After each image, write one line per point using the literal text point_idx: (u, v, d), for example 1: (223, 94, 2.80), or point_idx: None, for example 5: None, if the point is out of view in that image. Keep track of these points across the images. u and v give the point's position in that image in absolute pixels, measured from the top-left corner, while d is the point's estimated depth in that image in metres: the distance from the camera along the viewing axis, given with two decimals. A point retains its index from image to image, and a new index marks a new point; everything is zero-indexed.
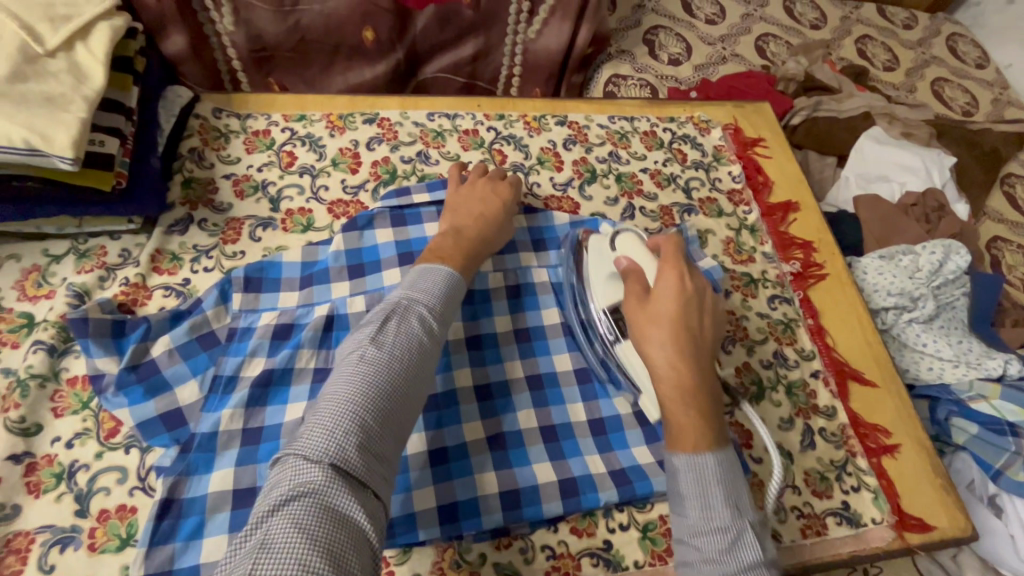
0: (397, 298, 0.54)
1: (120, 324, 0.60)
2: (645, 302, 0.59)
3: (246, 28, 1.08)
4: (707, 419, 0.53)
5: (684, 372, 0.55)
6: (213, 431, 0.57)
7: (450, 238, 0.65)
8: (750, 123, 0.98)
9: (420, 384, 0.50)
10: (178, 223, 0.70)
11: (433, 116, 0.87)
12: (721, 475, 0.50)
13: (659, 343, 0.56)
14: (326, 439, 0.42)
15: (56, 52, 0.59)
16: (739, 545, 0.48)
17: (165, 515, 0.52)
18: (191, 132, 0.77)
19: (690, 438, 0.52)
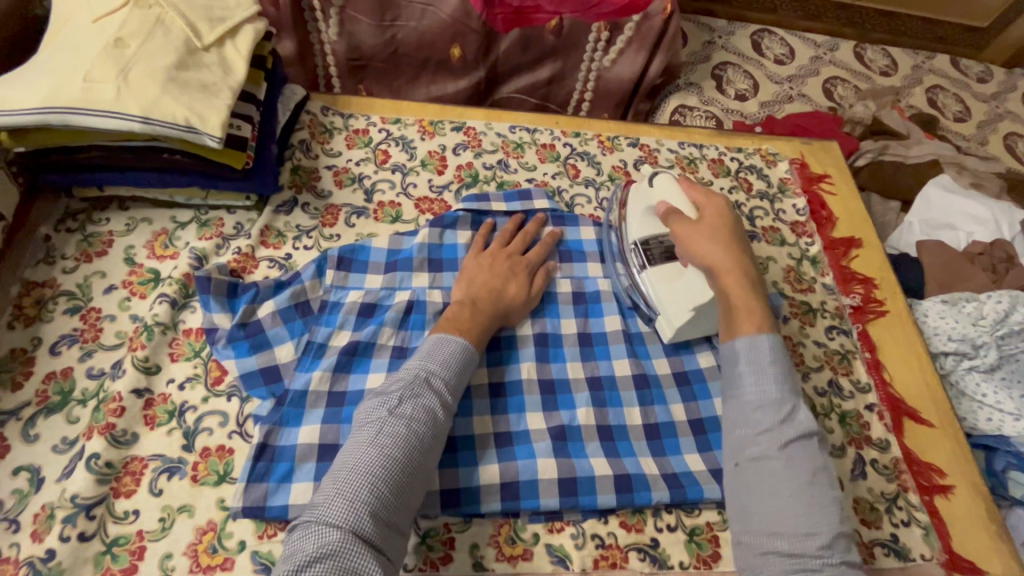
0: (415, 369, 0.58)
1: (233, 287, 0.68)
2: (690, 228, 0.71)
3: (348, 39, 1.18)
4: (760, 309, 0.64)
5: (742, 265, 0.67)
6: (304, 389, 0.63)
7: (468, 310, 0.67)
8: (817, 160, 1.01)
9: (434, 455, 0.55)
10: (284, 205, 0.78)
11: (515, 129, 0.94)
12: (773, 353, 0.61)
13: (713, 251, 0.68)
14: (348, 507, 0.48)
15: (210, 47, 0.68)
16: (792, 414, 0.58)
17: (261, 457, 0.58)
18: (302, 126, 0.86)
19: (746, 324, 0.63)
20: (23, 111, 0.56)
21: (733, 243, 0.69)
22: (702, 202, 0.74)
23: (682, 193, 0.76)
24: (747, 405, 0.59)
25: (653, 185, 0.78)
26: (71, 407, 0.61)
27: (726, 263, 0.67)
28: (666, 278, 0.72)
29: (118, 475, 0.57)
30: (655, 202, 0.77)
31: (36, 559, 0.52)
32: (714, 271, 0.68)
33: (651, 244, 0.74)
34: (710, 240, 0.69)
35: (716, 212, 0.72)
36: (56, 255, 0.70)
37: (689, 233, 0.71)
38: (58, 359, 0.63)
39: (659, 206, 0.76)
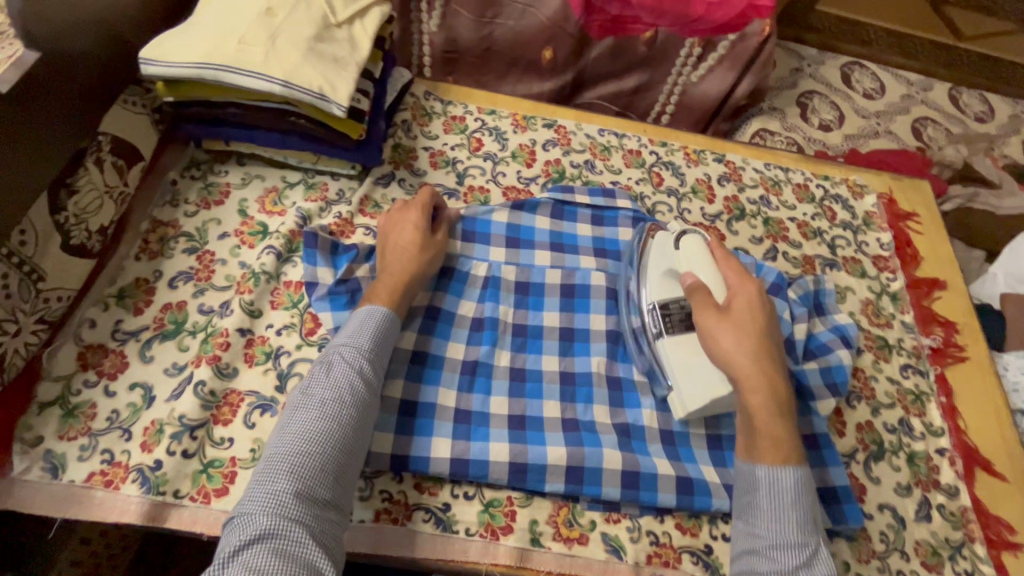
0: (332, 348, 0.60)
1: (334, 246, 0.73)
2: (721, 318, 0.63)
3: (447, 31, 1.23)
4: (789, 429, 0.59)
5: (775, 384, 0.61)
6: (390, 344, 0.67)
7: (390, 278, 0.66)
8: (906, 197, 0.99)
9: (362, 426, 0.56)
10: (383, 178, 0.83)
11: (603, 132, 0.96)
12: (798, 491, 0.56)
13: (743, 356, 0.61)
14: (272, 489, 0.50)
15: (343, 24, 0.73)
16: (813, 563, 0.53)
17: None
18: (405, 107, 0.91)
19: (780, 452, 0.58)
20: (186, 64, 0.63)
21: (764, 341, 0.62)
22: (731, 274, 0.67)
23: (709, 257, 0.69)
24: (762, 540, 0.55)
25: (678, 248, 0.71)
26: (182, 336, 0.66)
27: (758, 382, 0.61)
28: (682, 349, 0.67)
29: (219, 404, 0.62)
30: (678, 268, 0.70)
31: (145, 467, 0.58)
32: (744, 384, 0.61)
33: (670, 309, 0.69)
34: (739, 329, 0.62)
35: (746, 297, 0.64)
36: (179, 198, 0.76)
37: (723, 322, 0.63)
38: (175, 292, 0.69)
39: (685, 276, 0.68)
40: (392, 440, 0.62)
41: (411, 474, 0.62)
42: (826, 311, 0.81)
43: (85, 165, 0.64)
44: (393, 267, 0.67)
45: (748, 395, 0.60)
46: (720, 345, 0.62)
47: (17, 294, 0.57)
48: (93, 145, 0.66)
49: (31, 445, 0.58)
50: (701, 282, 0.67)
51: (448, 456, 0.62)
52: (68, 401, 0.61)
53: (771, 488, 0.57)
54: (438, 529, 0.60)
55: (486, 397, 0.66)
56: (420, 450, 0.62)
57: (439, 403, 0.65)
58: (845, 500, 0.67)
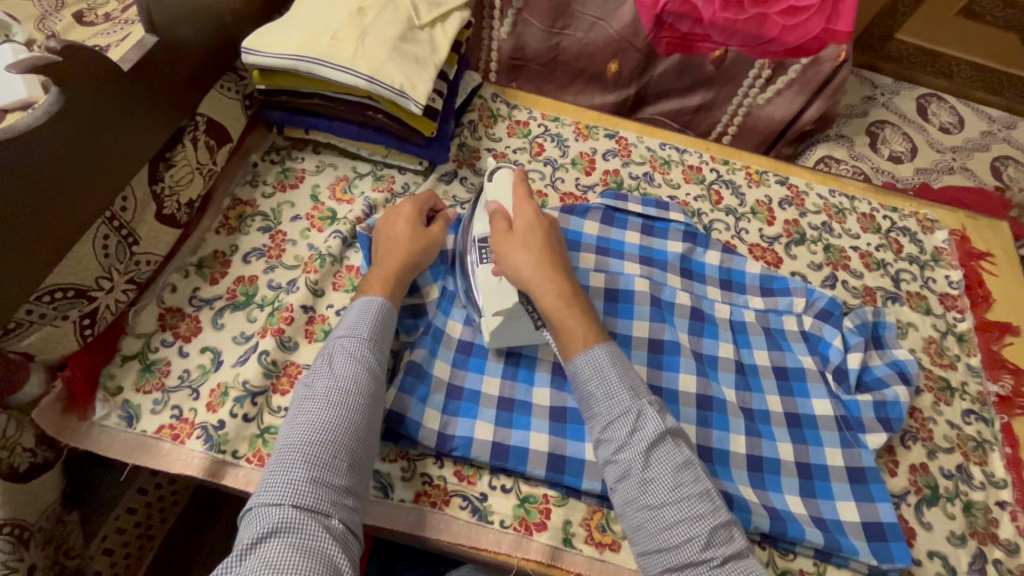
0: (332, 342, 0.60)
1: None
2: (508, 233, 0.65)
3: (516, 39, 1.26)
4: (592, 321, 0.61)
5: (562, 284, 0.62)
6: (444, 328, 0.70)
7: (381, 267, 0.67)
8: (980, 236, 0.94)
9: (371, 412, 0.56)
10: (446, 175, 0.86)
11: (665, 146, 0.96)
12: (611, 363, 0.58)
13: (533, 265, 0.62)
14: (284, 484, 0.49)
15: (425, 27, 0.77)
16: (639, 422, 0.56)
17: (407, 375, 0.65)
18: (473, 108, 0.94)
19: (579, 336, 0.60)
20: (284, 56, 0.68)
21: (549, 252, 0.64)
22: (524, 202, 0.68)
23: (512, 186, 0.70)
24: (598, 425, 0.57)
25: (491, 181, 0.72)
26: (251, 307, 0.70)
27: (546, 288, 0.61)
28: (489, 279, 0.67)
29: (279, 374, 0.66)
30: (489, 198, 0.71)
31: (209, 425, 0.62)
32: (533, 292, 0.62)
33: (486, 242, 0.69)
34: (533, 247, 0.63)
35: (534, 222, 0.66)
36: (259, 179, 0.81)
37: (503, 243, 0.64)
38: (248, 266, 0.73)
39: (491, 204, 0.69)
40: (438, 419, 0.64)
41: (452, 459, 0.64)
42: (885, 345, 0.78)
43: (183, 143, 0.70)
44: (385, 261, 0.68)
45: (540, 301, 0.61)
46: (513, 261, 0.63)
47: (114, 254, 0.63)
48: (191, 125, 0.71)
49: (112, 394, 0.63)
50: (503, 207, 0.68)
51: (490, 441, 0.63)
52: (146, 356, 0.65)
53: (583, 380, 0.59)
54: (473, 517, 0.61)
55: (530, 387, 0.68)
56: (464, 431, 0.64)
57: (485, 389, 0.67)
58: (892, 538, 0.64)
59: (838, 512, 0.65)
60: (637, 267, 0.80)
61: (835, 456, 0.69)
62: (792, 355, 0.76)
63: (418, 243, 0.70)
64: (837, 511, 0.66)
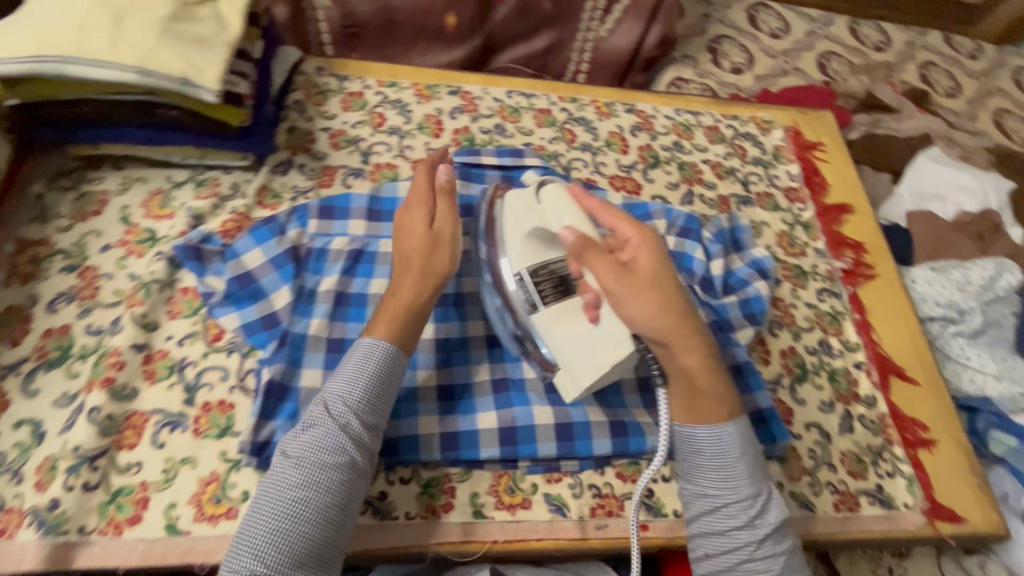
0: (321, 397, 0.54)
1: (205, 242, 0.68)
2: (621, 276, 0.56)
3: (341, 5, 1.16)
4: (728, 389, 0.58)
5: (680, 322, 0.56)
6: (305, 332, 0.64)
7: (392, 300, 0.59)
8: (811, 128, 1.02)
9: (348, 491, 0.51)
10: (280, 166, 0.78)
11: (511, 94, 0.93)
12: (742, 448, 0.56)
13: (643, 300, 0.55)
14: (245, 563, 0.46)
15: (204, 2, 0.67)
16: (765, 506, 0.56)
17: (269, 394, 0.59)
18: (296, 86, 0.85)
19: (716, 412, 0.57)
20: (19, 59, 0.56)
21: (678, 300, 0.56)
22: (602, 214, 0.60)
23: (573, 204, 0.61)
24: None
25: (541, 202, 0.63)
26: (70, 362, 0.60)
27: (686, 339, 0.56)
28: (562, 322, 0.60)
29: (120, 428, 0.58)
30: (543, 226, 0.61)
31: (41, 507, 0.53)
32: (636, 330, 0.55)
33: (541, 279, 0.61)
34: (642, 291, 0.55)
35: (641, 244, 0.57)
36: (49, 213, 0.69)
37: (630, 287, 0.55)
38: (56, 316, 0.63)
39: (565, 233, 0.57)
40: None
41: None
42: (743, 247, 0.84)
43: None
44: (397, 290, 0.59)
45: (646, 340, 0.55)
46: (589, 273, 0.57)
47: None
48: None
49: None
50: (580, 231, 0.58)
51: None
52: None
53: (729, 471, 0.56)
54: (376, 518, 0.58)
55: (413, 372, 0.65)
56: None
57: None
58: (772, 420, 0.69)
59: None
60: None
61: None
62: None
63: (430, 260, 0.61)
64: None
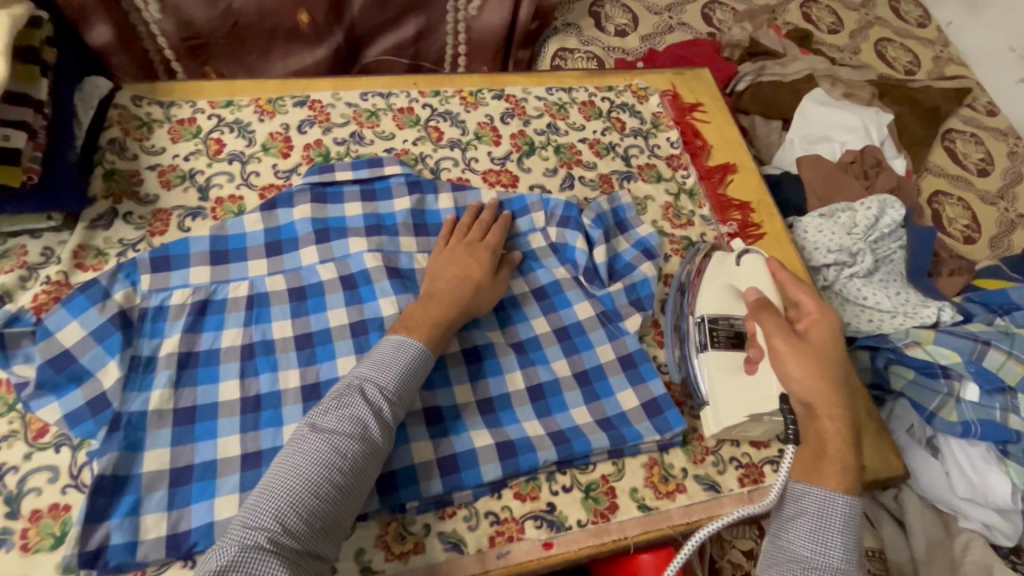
0: (350, 378, 0.56)
1: (12, 323, 0.58)
2: (794, 342, 0.62)
3: (174, 15, 1.04)
4: (852, 457, 0.59)
5: (831, 401, 0.61)
6: (143, 410, 0.57)
7: (432, 308, 0.63)
8: (689, 88, 0.99)
9: (364, 470, 0.52)
10: (101, 218, 0.68)
11: (367, 96, 0.86)
12: (845, 517, 0.56)
13: (802, 361, 0.61)
14: (257, 525, 0.46)
15: None
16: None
17: (101, 492, 0.52)
18: (110, 122, 0.75)
19: (832, 479, 0.58)
20: None
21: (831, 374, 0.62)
22: (790, 287, 0.69)
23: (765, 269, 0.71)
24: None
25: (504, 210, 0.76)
26: None
27: (829, 406, 0.61)
28: (722, 367, 0.66)
29: None
30: (739, 283, 0.72)
31: None
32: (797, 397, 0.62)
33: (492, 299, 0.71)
34: (808, 358, 0.61)
35: (820, 319, 0.65)
36: None
37: (801, 350, 0.62)
38: None
39: (748, 293, 0.69)
40: (166, 519, 0.53)
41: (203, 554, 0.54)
42: (628, 227, 0.81)
43: None
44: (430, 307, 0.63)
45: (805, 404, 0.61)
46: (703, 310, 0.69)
47: None
48: None
49: None
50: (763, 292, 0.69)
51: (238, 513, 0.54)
52: None
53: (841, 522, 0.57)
54: None
55: (277, 431, 0.59)
56: (201, 518, 0.53)
57: (219, 456, 0.57)
58: (667, 408, 0.67)
59: (619, 405, 0.67)
60: (360, 243, 0.71)
61: (604, 353, 0.70)
62: (544, 273, 0.74)
63: (479, 294, 0.66)
64: (619, 404, 0.67)
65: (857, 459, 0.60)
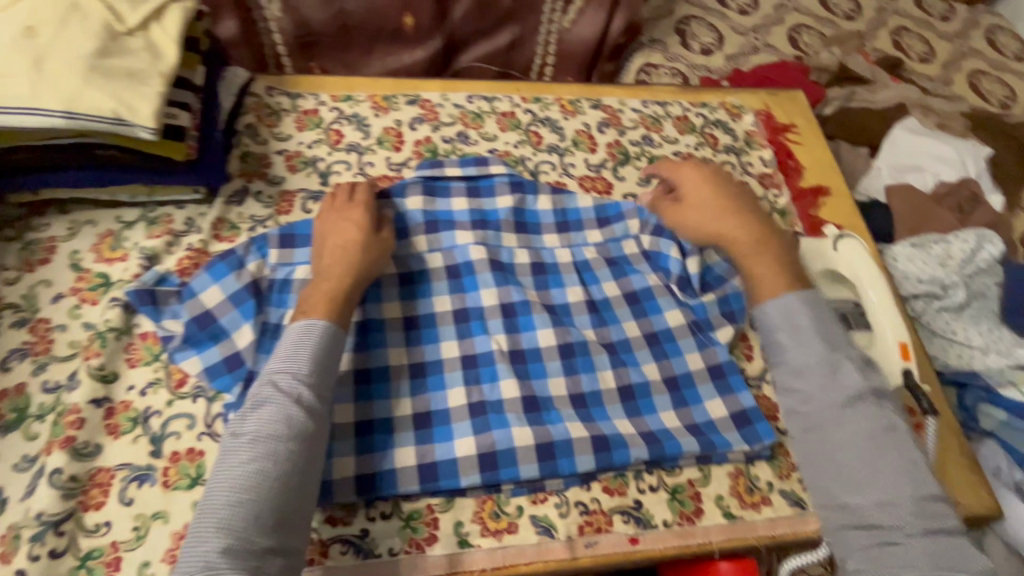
0: (264, 378, 0.56)
1: (161, 282, 0.65)
2: (676, 205, 0.77)
3: (293, 14, 1.12)
4: (783, 275, 0.69)
5: (751, 233, 0.73)
6: None
7: (328, 283, 0.63)
8: (783, 110, 1.00)
9: (307, 457, 0.52)
10: (236, 195, 0.75)
11: (473, 98, 0.90)
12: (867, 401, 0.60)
13: (694, 215, 0.75)
14: (211, 539, 0.47)
15: (135, 31, 0.63)
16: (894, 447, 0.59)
17: None
18: (247, 109, 0.81)
19: (768, 288, 0.69)
20: None
21: (751, 227, 0.73)
22: (704, 190, 0.77)
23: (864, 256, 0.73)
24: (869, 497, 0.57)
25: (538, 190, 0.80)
26: (29, 423, 0.58)
27: (759, 256, 0.71)
28: None
29: (86, 488, 0.56)
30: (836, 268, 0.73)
31: None
32: (726, 241, 0.73)
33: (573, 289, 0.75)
34: (705, 211, 0.75)
35: (698, 190, 0.77)
36: None
37: (686, 208, 0.76)
38: (9, 375, 0.60)
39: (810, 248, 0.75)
40: None
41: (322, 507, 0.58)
42: None
43: None
44: (328, 275, 0.64)
45: (735, 244, 0.73)
46: (690, 224, 0.75)
47: None
48: None
49: None
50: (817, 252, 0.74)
51: (355, 474, 0.59)
52: None
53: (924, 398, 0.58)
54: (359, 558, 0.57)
55: (388, 403, 0.63)
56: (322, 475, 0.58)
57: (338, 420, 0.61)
58: (755, 420, 0.68)
59: (708, 412, 0.68)
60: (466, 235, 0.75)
61: (695, 361, 0.71)
62: (637, 278, 0.76)
63: (330, 242, 0.67)
64: (707, 412, 0.68)
65: (794, 273, 0.70)
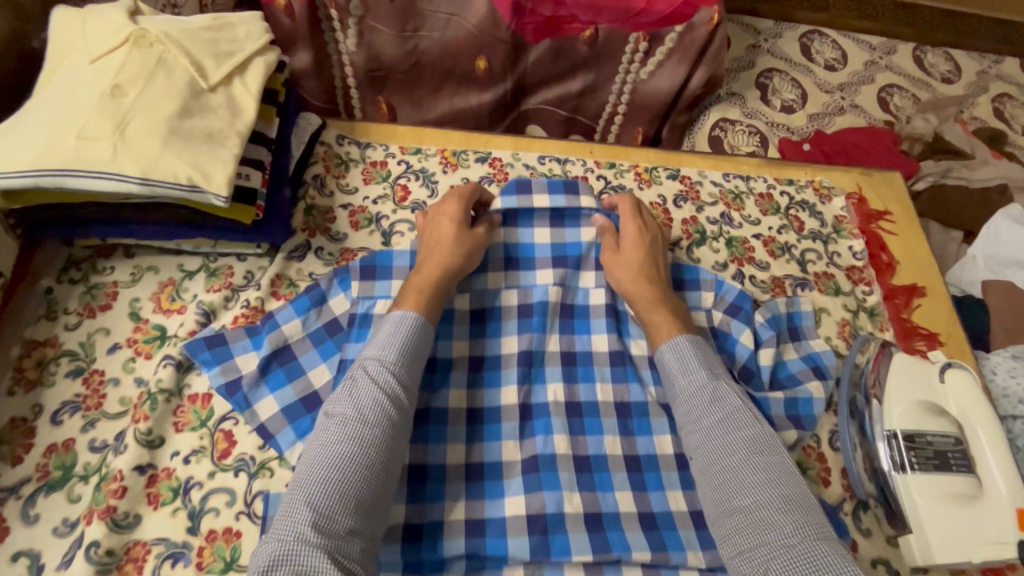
0: (359, 362, 0.57)
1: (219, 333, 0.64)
2: (616, 252, 0.72)
3: (367, 49, 1.10)
4: (677, 318, 0.66)
5: (638, 281, 0.69)
6: None
7: (420, 276, 0.65)
8: (876, 193, 0.92)
9: (393, 445, 0.52)
10: (297, 250, 0.73)
11: (544, 159, 0.86)
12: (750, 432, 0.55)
13: (624, 268, 0.71)
14: (302, 510, 0.47)
15: (216, 87, 0.62)
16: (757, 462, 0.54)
17: None
18: (316, 158, 0.80)
19: (664, 334, 0.65)
20: (13, 173, 0.52)
21: (646, 267, 0.70)
22: (624, 221, 0.74)
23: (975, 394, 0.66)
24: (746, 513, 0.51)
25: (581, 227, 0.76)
26: (72, 484, 0.57)
27: (649, 300, 0.68)
28: (926, 492, 0.62)
29: (120, 563, 0.54)
30: (944, 402, 0.67)
31: None
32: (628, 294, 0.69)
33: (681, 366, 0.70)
34: (624, 262, 0.71)
35: (637, 236, 0.73)
36: (58, 309, 0.66)
37: (621, 254, 0.71)
38: (59, 429, 0.59)
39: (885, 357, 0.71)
40: None
41: None
42: (802, 335, 0.75)
43: None
44: (424, 268, 0.66)
45: (634, 301, 0.69)
46: (618, 277, 0.70)
47: None
48: None
49: None
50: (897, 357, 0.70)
51: None
52: None
53: (769, 453, 0.54)
54: None
55: (442, 505, 0.60)
56: None
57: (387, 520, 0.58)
58: None
59: None
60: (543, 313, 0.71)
61: None
62: None
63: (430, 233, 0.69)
64: None
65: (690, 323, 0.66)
